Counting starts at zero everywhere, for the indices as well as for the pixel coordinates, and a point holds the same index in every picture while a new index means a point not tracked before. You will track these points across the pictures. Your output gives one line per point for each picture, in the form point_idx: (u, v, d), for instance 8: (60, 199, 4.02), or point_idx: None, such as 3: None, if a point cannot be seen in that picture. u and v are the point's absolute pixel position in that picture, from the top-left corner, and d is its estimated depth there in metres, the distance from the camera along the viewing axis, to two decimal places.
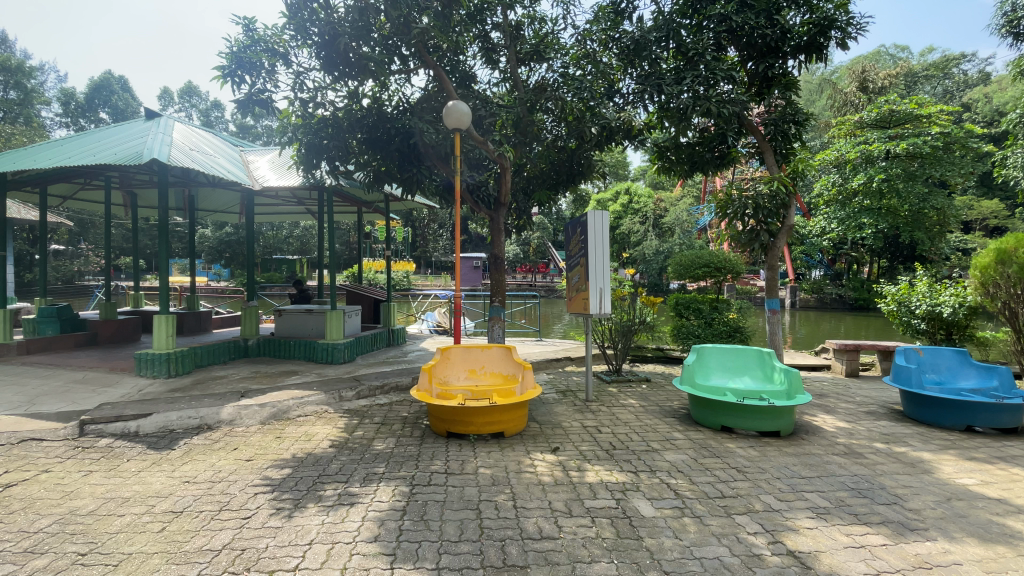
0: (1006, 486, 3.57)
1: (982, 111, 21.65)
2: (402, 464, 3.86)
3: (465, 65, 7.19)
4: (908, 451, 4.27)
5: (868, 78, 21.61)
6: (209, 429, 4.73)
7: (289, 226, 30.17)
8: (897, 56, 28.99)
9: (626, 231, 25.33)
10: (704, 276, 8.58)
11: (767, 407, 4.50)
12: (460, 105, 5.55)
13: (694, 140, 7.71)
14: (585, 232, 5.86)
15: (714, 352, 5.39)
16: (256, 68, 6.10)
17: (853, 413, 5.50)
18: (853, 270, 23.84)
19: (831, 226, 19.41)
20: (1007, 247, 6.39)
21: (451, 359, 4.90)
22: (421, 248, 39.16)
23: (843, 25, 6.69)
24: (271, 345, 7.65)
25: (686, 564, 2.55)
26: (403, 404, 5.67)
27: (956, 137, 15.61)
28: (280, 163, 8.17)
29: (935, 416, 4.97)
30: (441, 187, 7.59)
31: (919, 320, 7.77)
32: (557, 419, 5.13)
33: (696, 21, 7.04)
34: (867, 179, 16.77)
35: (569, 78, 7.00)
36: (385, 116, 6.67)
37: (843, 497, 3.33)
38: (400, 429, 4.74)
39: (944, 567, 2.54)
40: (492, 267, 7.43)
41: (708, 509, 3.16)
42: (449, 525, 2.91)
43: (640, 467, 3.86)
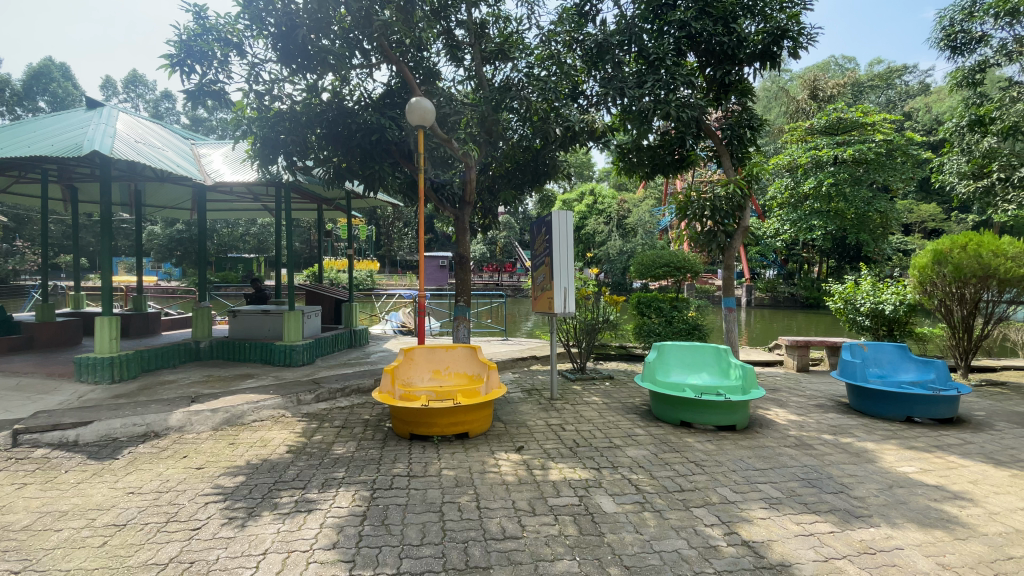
0: (942, 472, 3.80)
1: (922, 120, 23.10)
2: (363, 468, 3.77)
3: (429, 62, 7.07)
4: (853, 442, 4.49)
5: (818, 86, 22.67)
6: (156, 437, 4.49)
7: (245, 223, 29.08)
8: (846, 66, 30.50)
9: (591, 231, 25.67)
10: (665, 275, 8.77)
11: (723, 402, 4.63)
12: (424, 102, 5.46)
13: (656, 143, 7.90)
14: (550, 232, 5.87)
15: (674, 349, 5.52)
16: (207, 57, 5.85)
17: (803, 406, 5.75)
18: (805, 269, 24.87)
19: (784, 228, 20.10)
20: (943, 248, 6.81)
21: (415, 360, 4.83)
22: (386, 247, 38.71)
23: (795, 34, 6.95)
24: (225, 347, 7.35)
25: (646, 558, 2.59)
26: (365, 407, 5.53)
27: (899, 144, 16.63)
28: (234, 158, 7.85)
29: (878, 407, 5.26)
30: (404, 184, 7.41)
31: (864, 316, 8.16)
32: (522, 418, 5.13)
33: (657, 26, 7.23)
34: (817, 182, 17.65)
35: (534, 78, 6.98)
36: (346, 110, 6.48)
37: (795, 487, 3.48)
38: (361, 433, 4.63)
39: (887, 551, 2.67)
40: (457, 266, 7.36)
41: (668, 502, 3.23)
42: (411, 529, 2.86)
43: (602, 464, 3.90)
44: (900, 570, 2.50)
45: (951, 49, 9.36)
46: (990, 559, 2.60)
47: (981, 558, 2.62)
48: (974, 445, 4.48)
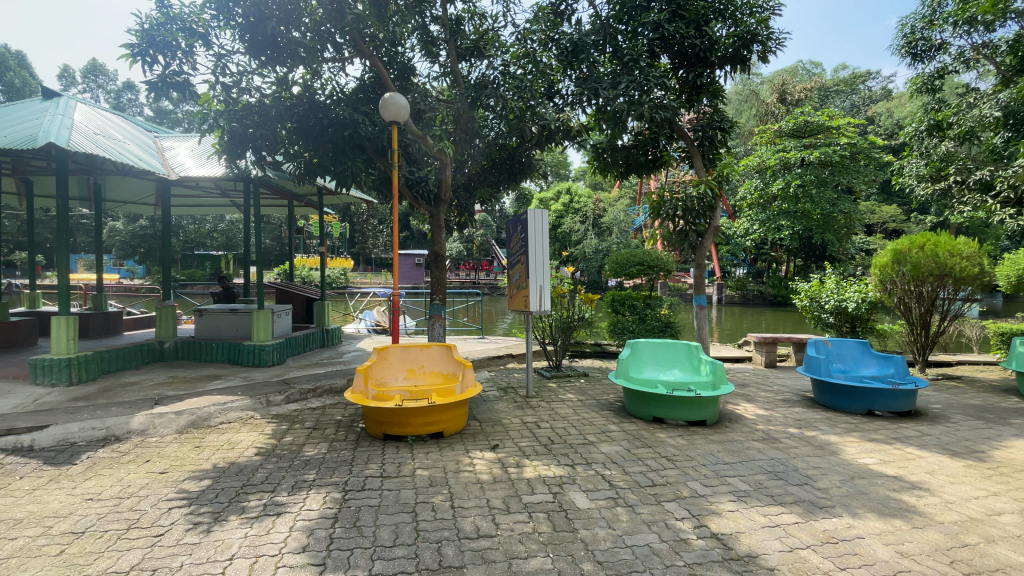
0: (900, 463, 3.97)
1: (884, 125, 24.00)
2: (335, 469, 3.71)
3: (403, 57, 6.98)
4: (818, 435, 4.64)
5: (786, 90, 23.34)
6: (117, 441, 4.32)
7: (213, 220, 28.25)
8: (813, 71, 31.49)
9: (567, 230, 25.85)
10: (638, 273, 8.89)
11: (694, 397, 4.72)
12: (398, 98, 5.39)
13: (630, 143, 7.99)
14: (526, 230, 5.88)
15: (647, 346, 5.60)
16: (171, 48, 5.64)
17: (770, 401, 5.92)
18: (773, 268, 25.57)
19: (753, 228, 20.60)
20: (902, 248, 7.11)
21: (388, 359, 4.77)
22: (360, 245, 38.19)
23: (765, 39, 7.13)
24: (191, 347, 7.12)
25: (618, 552, 2.62)
26: (338, 407, 5.44)
27: (862, 147, 17.27)
28: (200, 152, 7.60)
29: (840, 402, 5.45)
30: (378, 180, 7.28)
31: (828, 313, 8.43)
32: (497, 416, 5.12)
33: (632, 27, 7.31)
34: (784, 184, 18.19)
35: (510, 76, 6.96)
36: (317, 104, 6.30)
37: (762, 480, 3.57)
38: (333, 433, 4.55)
39: (848, 540, 2.77)
40: (432, 264, 7.31)
41: (641, 497, 3.27)
42: (384, 530, 2.82)
43: (576, 461, 3.93)
44: (861, 558, 2.60)
45: (912, 56, 9.73)
46: (946, 547, 2.72)
47: (937, 545, 2.73)
48: (930, 436, 4.69)
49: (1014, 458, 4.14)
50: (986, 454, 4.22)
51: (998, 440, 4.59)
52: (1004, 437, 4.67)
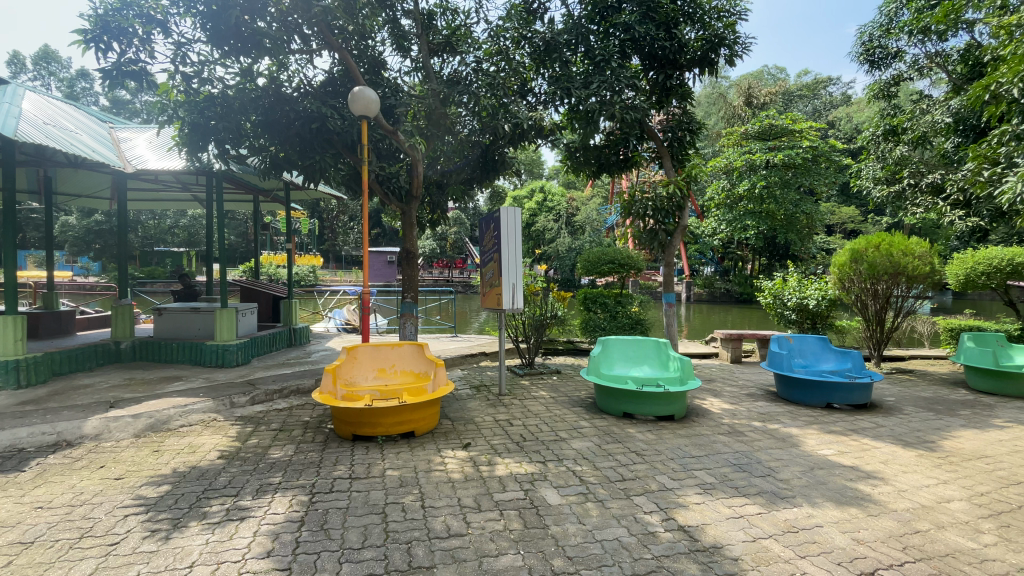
0: (857, 454, 4.14)
1: (844, 129, 24.96)
2: (301, 472, 3.62)
3: (374, 51, 6.88)
4: (780, 428, 4.80)
5: (753, 94, 24.00)
6: (69, 446, 4.11)
7: (174, 215, 27.20)
8: (778, 76, 32.47)
9: (540, 229, 25.94)
10: (610, 271, 9.00)
11: (662, 393, 4.81)
12: (368, 92, 5.29)
13: (602, 142, 8.08)
14: (498, 228, 5.88)
15: (618, 343, 5.67)
16: (127, 34, 5.38)
17: (735, 395, 6.09)
18: (739, 266, 26.25)
19: (721, 228, 21.16)
20: (859, 247, 7.40)
21: (358, 359, 4.68)
22: (330, 242, 37.44)
23: (732, 43, 7.30)
24: (150, 347, 6.83)
25: (588, 547, 2.65)
26: (306, 408, 5.32)
27: (823, 150, 17.93)
28: (160, 144, 7.30)
29: (802, 395, 5.65)
30: (347, 176, 7.14)
31: (790, 310, 8.72)
32: (470, 415, 5.10)
33: (603, 27, 7.36)
34: (750, 185, 18.72)
35: (482, 73, 6.93)
36: (284, 96, 6.12)
37: (727, 472, 3.67)
38: (300, 435, 4.44)
39: (808, 529, 2.87)
40: (404, 262, 7.21)
41: (610, 492, 3.32)
42: (352, 532, 2.77)
43: (548, 457, 3.95)
44: (820, 546, 2.69)
45: (870, 63, 10.13)
46: (899, 533, 2.85)
47: (891, 532, 2.86)
48: (885, 428, 4.91)
49: (961, 447, 4.38)
50: (936, 444, 4.44)
51: (946, 430, 4.84)
52: (952, 427, 4.93)
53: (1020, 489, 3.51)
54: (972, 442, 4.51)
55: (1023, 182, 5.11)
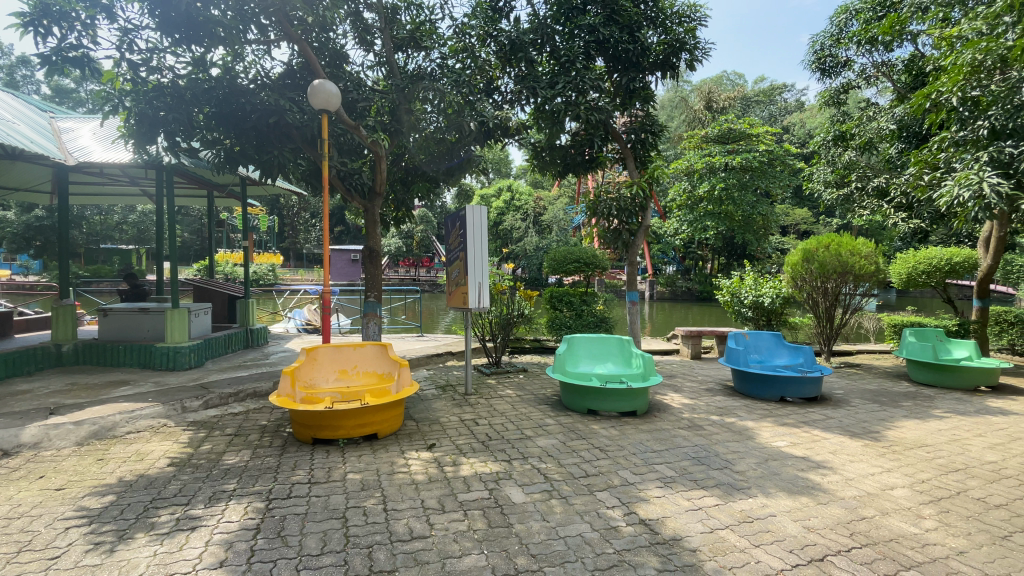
0: (808, 445, 4.32)
1: (797, 134, 26.04)
2: (258, 477, 3.50)
3: (335, 44, 6.70)
4: (737, 421, 4.97)
5: (712, 98, 24.74)
6: (3, 457, 3.83)
7: (122, 211, 25.82)
8: (737, 81, 33.53)
9: (508, 228, 25.94)
10: (575, 270, 9.09)
11: (625, 389, 4.90)
12: (328, 85, 5.14)
13: (567, 143, 8.16)
14: (464, 227, 5.84)
15: (583, 341, 5.73)
16: (68, 19, 5.05)
17: (695, 390, 6.27)
18: (700, 266, 26.99)
19: (683, 228, 21.74)
20: (811, 247, 7.73)
21: (318, 360, 4.56)
22: (291, 240, 36.39)
23: (692, 48, 7.50)
24: (94, 350, 6.46)
25: (552, 544, 2.66)
26: (263, 411, 5.14)
27: (778, 154, 18.65)
28: (105, 135, 6.91)
29: (758, 390, 5.86)
30: (307, 171, 6.93)
31: (747, 308, 9.03)
32: (435, 415, 5.05)
33: (569, 28, 7.41)
34: (710, 186, 19.29)
35: (448, 69, 6.88)
36: (239, 88, 5.84)
37: (687, 466, 3.77)
38: (257, 439, 4.29)
39: (762, 518, 2.98)
40: (366, 260, 7.06)
41: (574, 489, 3.35)
42: (310, 538, 2.70)
43: (513, 456, 3.95)
44: (773, 534, 2.80)
45: (822, 71, 10.60)
46: (846, 520, 2.99)
47: (839, 519, 3.00)
48: (834, 419, 5.15)
49: (903, 437, 4.64)
50: (880, 434, 4.69)
51: (890, 421, 5.13)
52: (895, 418, 5.22)
53: (955, 475, 3.75)
54: (913, 432, 4.79)
55: (959, 187, 5.44)
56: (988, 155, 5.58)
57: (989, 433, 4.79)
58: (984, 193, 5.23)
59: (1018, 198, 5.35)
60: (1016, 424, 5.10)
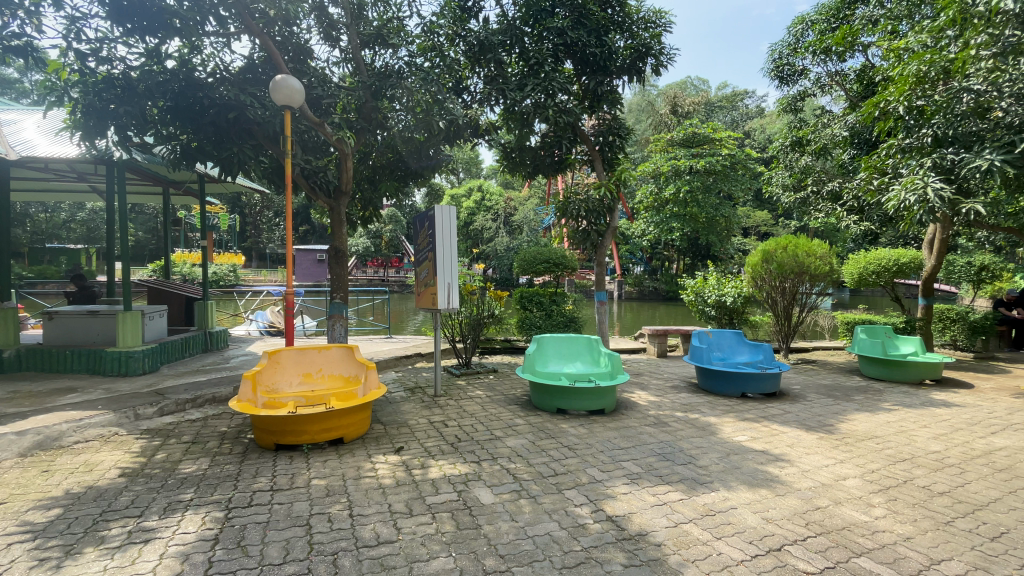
0: (767, 439, 4.48)
1: (758, 139, 26.96)
2: (217, 486, 3.37)
3: (299, 39, 6.51)
4: (700, 417, 5.11)
5: (678, 103, 25.37)
6: None
7: (70, 208, 24.53)
8: (701, 86, 34.40)
9: (479, 228, 25.86)
10: (544, 271, 9.14)
11: (593, 388, 4.97)
12: (291, 81, 5.01)
13: (537, 144, 8.22)
14: (433, 227, 5.77)
15: (552, 341, 5.77)
16: (10, 4, 4.73)
17: (661, 388, 6.41)
18: (666, 266, 27.58)
19: (649, 229, 22.20)
20: (770, 249, 8.01)
21: (281, 364, 4.44)
22: (254, 239, 35.31)
23: (657, 53, 7.67)
24: (37, 356, 6.09)
25: (520, 544, 2.67)
26: (223, 417, 4.96)
27: (739, 159, 19.26)
28: (50, 128, 6.53)
29: (720, 387, 6.03)
30: (269, 168, 6.70)
31: (710, 307, 9.30)
32: (403, 418, 4.98)
33: (537, 30, 7.44)
34: (675, 189, 19.77)
35: (415, 67, 6.75)
36: (196, 81, 5.65)
37: (652, 462, 3.85)
38: (216, 446, 4.14)
39: (724, 511, 3.07)
40: (332, 261, 6.88)
41: (543, 488, 3.37)
42: (272, 547, 2.62)
43: (482, 457, 3.95)
44: (734, 527, 2.89)
45: (780, 79, 10.99)
46: (802, 511, 3.12)
47: (796, 510, 3.12)
48: (792, 413, 5.36)
49: (855, 429, 4.86)
50: (834, 427, 4.91)
51: (843, 414, 5.37)
52: (847, 411, 5.47)
53: (903, 465, 3.96)
54: (864, 424, 5.03)
55: (907, 192, 5.75)
56: (931, 162, 5.88)
57: (933, 424, 5.08)
58: (928, 197, 5.54)
59: (960, 201, 5.67)
60: (956, 415, 5.42)
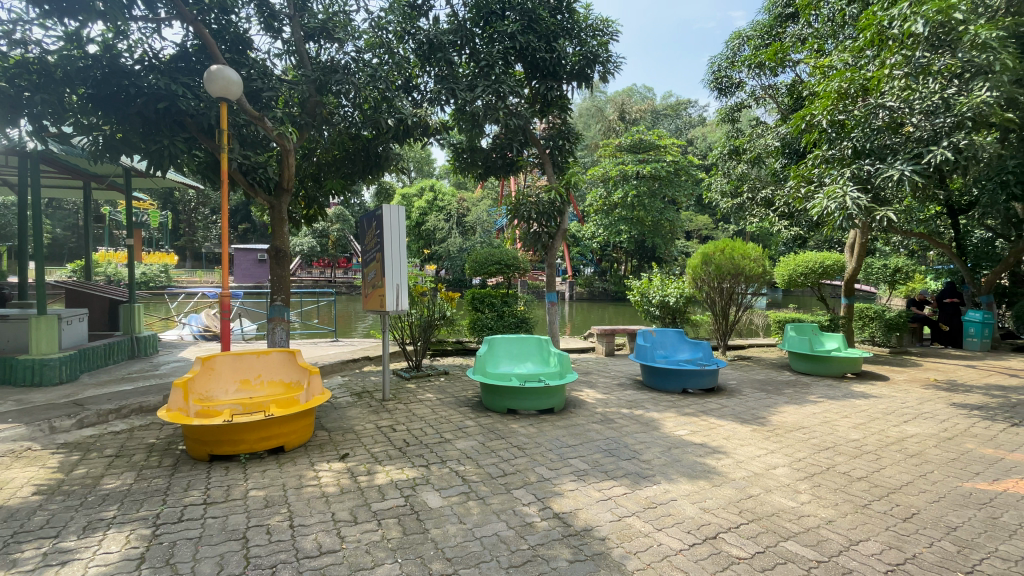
0: (706, 432, 4.69)
1: (700, 147, 28.26)
2: (143, 502, 3.15)
3: (238, 27, 6.20)
4: (644, 413, 5.29)
5: (625, 110, 26.21)
6: None
7: None
8: (647, 94, 35.66)
9: (431, 228, 25.59)
10: (496, 272, 9.15)
11: (542, 387, 5.05)
12: (228, 72, 4.77)
13: (489, 146, 8.28)
14: (380, 226, 5.66)
15: (503, 342, 5.80)
16: None
17: (609, 386, 6.58)
18: (615, 267, 28.28)
19: (599, 232, 22.74)
20: (709, 252, 8.41)
21: (216, 370, 4.23)
22: (189, 237, 33.32)
23: (604, 61, 7.89)
24: None
25: (467, 546, 2.67)
26: (152, 428, 4.64)
27: (682, 165, 20.12)
28: None
29: (663, 384, 6.27)
30: (204, 164, 6.34)
31: (655, 307, 9.65)
32: (349, 423, 4.84)
33: (487, 32, 7.50)
34: (623, 194, 20.40)
35: (363, 63, 6.58)
36: (122, 68, 5.21)
37: (598, 458, 3.95)
38: (144, 459, 3.87)
39: (665, 503, 3.20)
40: (273, 261, 6.59)
41: (491, 489, 3.38)
42: (205, 563, 2.48)
43: (430, 460, 3.91)
44: (674, 518, 3.01)
45: (718, 90, 11.57)
46: (736, 499, 3.30)
47: (730, 499, 3.30)
48: (728, 407, 5.65)
49: (785, 421, 5.19)
50: (766, 419, 5.22)
51: (774, 407, 5.72)
52: (778, 404, 5.83)
53: (826, 453, 4.27)
54: (793, 416, 5.38)
55: (829, 201, 6.21)
56: (851, 172, 6.36)
57: (854, 415, 5.50)
58: (847, 205, 6.00)
59: (875, 210, 6.17)
60: (873, 405, 5.90)
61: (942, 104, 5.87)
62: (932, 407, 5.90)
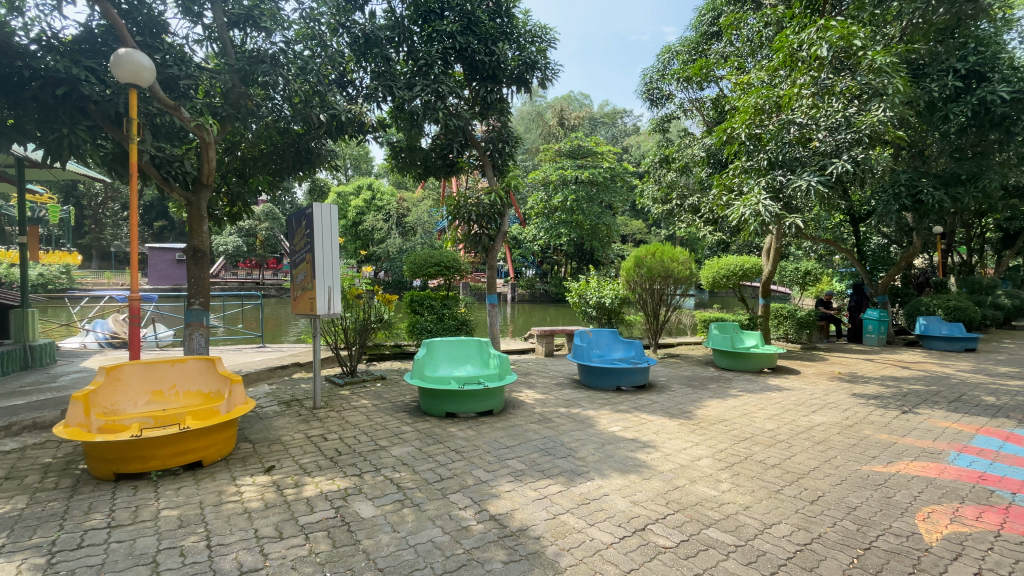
0: (637, 428, 4.89)
1: (634, 155, 29.46)
2: (35, 528, 2.83)
3: (152, 9, 5.73)
4: (580, 412, 5.43)
5: (564, 115, 26.76)
6: None
7: None
8: (584, 102, 36.70)
9: (369, 228, 24.79)
10: (436, 274, 9.02)
11: (481, 389, 5.06)
12: (139, 57, 4.39)
13: (428, 146, 8.20)
14: (311, 225, 5.41)
15: (441, 345, 5.76)
16: None
17: (547, 386, 6.69)
18: (556, 269, 28.76)
19: (540, 235, 23.03)
20: (641, 254, 8.78)
21: (123, 380, 3.88)
22: (95, 235, 30.22)
23: (543, 67, 8.02)
24: None
25: (400, 555, 2.61)
26: (48, 446, 4.17)
27: (618, 172, 20.86)
28: None
29: (599, 382, 6.47)
30: (112, 156, 5.81)
31: (592, 308, 9.94)
32: (276, 434, 4.59)
33: (426, 31, 7.47)
34: (563, 197, 20.79)
35: (293, 55, 6.21)
36: (14, 47, 4.69)
37: (534, 458, 4.00)
38: (37, 481, 3.47)
39: (597, 499, 3.30)
40: (192, 261, 6.13)
41: (427, 494, 3.33)
42: None
43: (364, 469, 3.79)
44: (605, 512, 3.11)
45: (650, 101, 12.07)
46: (663, 491, 3.46)
47: (658, 492, 3.45)
48: (658, 403, 5.92)
49: (709, 414, 5.51)
50: (692, 413, 5.52)
51: (700, 401, 6.06)
52: (704, 399, 6.19)
53: (744, 443, 4.57)
54: (716, 409, 5.72)
55: (746, 208, 6.69)
56: (766, 182, 6.81)
57: (769, 406, 5.94)
58: (760, 211, 6.51)
59: (785, 217, 6.69)
60: (786, 397, 6.40)
61: (844, 122, 6.53)
62: (836, 398, 6.49)
